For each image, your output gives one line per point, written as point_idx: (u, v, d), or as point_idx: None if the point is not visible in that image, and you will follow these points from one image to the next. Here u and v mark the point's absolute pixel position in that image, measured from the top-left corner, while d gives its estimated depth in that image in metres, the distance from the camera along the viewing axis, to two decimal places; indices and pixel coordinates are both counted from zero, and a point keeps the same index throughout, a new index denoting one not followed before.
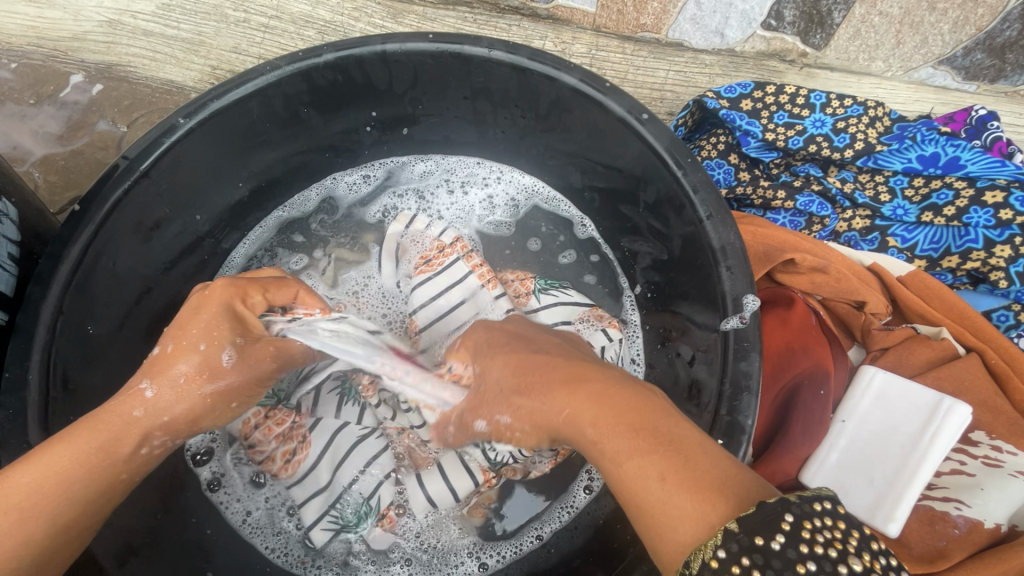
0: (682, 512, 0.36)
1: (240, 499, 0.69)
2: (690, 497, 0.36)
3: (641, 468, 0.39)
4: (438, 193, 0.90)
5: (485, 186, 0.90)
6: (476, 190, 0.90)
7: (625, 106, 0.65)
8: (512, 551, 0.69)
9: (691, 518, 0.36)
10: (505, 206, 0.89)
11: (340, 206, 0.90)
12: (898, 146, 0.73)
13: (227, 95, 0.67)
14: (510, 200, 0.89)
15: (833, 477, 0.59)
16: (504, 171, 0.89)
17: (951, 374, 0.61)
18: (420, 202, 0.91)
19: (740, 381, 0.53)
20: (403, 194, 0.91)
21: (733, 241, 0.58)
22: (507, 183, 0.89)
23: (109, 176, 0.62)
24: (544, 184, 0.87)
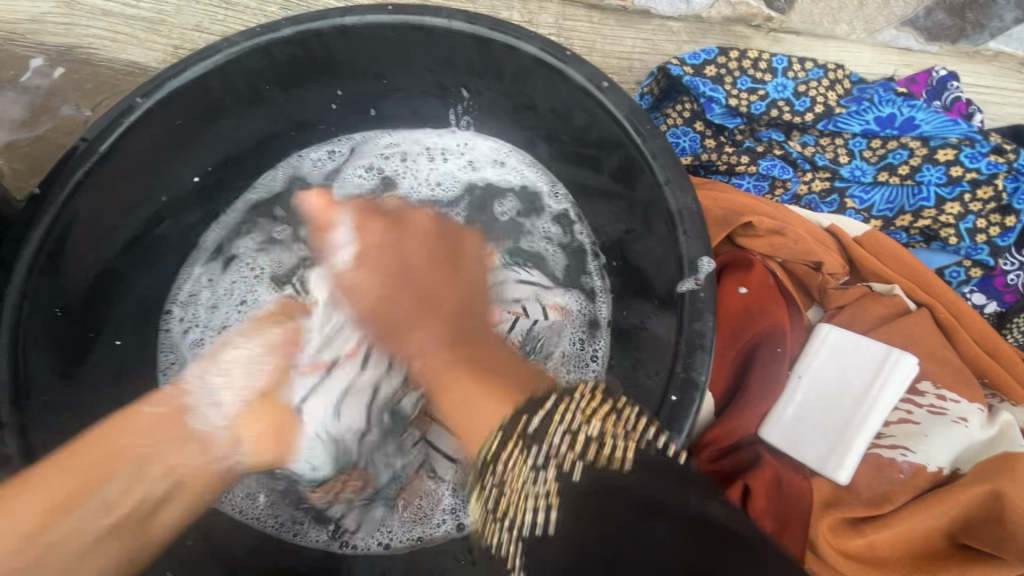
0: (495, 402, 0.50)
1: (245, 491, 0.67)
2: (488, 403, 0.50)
3: (466, 388, 0.53)
4: (417, 159, 0.90)
5: (461, 154, 0.89)
6: (454, 159, 0.90)
7: (585, 75, 0.66)
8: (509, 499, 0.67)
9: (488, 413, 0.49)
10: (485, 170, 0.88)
11: (314, 180, 0.89)
12: (857, 108, 0.74)
13: (185, 74, 0.67)
14: (491, 160, 0.88)
15: (789, 430, 0.61)
16: (470, 138, 0.88)
17: (899, 328, 0.63)
18: (403, 163, 0.90)
19: (694, 340, 0.55)
20: (389, 156, 0.90)
21: (691, 206, 0.60)
22: (481, 146, 0.88)
23: (69, 157, 0.62)
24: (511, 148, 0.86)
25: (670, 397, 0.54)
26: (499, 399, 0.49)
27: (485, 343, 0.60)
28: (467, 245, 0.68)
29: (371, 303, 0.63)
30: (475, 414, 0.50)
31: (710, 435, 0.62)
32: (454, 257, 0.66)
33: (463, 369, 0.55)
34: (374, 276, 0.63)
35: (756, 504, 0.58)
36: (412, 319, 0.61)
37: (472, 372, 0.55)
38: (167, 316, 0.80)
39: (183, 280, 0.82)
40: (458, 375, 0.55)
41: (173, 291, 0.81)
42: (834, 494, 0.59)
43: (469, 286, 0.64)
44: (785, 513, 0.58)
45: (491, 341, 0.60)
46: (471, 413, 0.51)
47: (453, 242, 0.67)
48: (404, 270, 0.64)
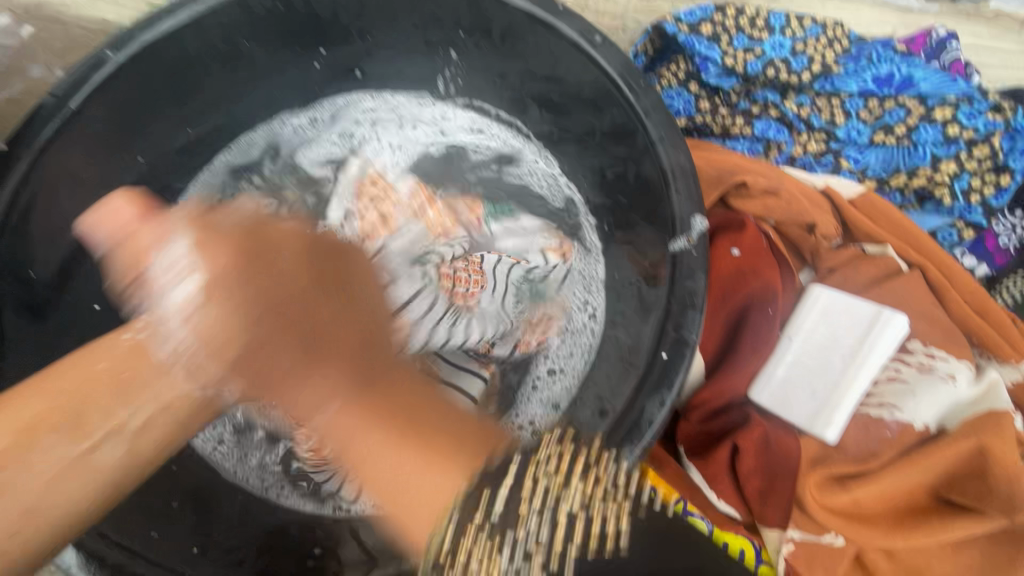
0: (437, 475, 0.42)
1: (222, 443, 0.63)
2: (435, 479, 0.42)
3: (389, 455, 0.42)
4: (387, 124, 0.87)
5: (435, 118, 0.86)
6: (425, 127, 0.86)
7: (577, 29, 0.64)
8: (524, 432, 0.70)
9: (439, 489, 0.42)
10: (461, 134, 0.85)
11: (290, 149, 0.84)
12: (855, 67, 0.73)
13: (157, 27, 0.63)
14: (467, 127, 0.85)
15: (778, 391, 0.62)
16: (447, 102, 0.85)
17: (891, 288, 0.63)
18: (370, 129, 0.86)
19: (686, 299, 0.55)
20: (356, 121, 0.86)
21: (683, 163, 0.59)
22: (458, 115, 0.85)
23: (37, 113, 0.59)
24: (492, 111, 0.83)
25: (661, 355, 0.54)
26: (437, 466, 0.43)
27: (391, 382, 0.46)
28: (351, 265, 0.51)
29: (235, 360, 0.41)
30: (404, 465, 0.42)
31: (700, 395, 0.62)
32: (332, 279, 0.46)
33: (384, 417, 0.43)
34: (234, 314, 0.41)
35: (745, 460, 0.59)
36: (308, 352, 0.42)
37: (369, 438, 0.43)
38: None
39: None
40: (387, 425, 0.43)
41: None
42: (821, 452, 0.59)
43: (370, 317, 0.48)
44: (772, 470, 0.59)
45: (405, 380, 0.47)
46: (411, 490, 0.42)
47: (339, 259, 0.50)
48: (283, 293, 0.42)
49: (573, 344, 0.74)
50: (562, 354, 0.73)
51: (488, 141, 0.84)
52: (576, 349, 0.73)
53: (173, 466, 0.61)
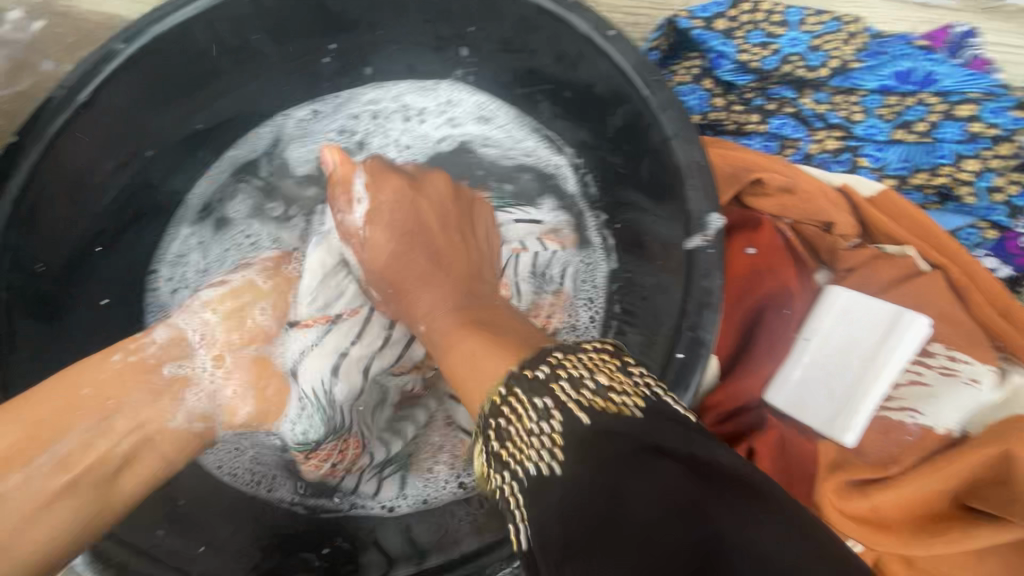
0: (500, 360, 0.44)
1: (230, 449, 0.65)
2: (493, 365, 0.44)
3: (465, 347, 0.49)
4: (393, 118, 0.87)
5: (440, 112, 0.86)
6: (432, 119, 0.87)
7: (590, 22, 0.63)
8: None
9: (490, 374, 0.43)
10: (465, 127, 0.86)
11: (295, 143, 0.85)
12: (874, 63, 0.71)
13: (167, 20, 0.63)
14: (475, 115, 0.85)
15: (794, 393, 0.60)
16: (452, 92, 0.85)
17: (913, 288, 0.61)
18: (375, 123, 0.87)
19: (701, 298, 0.53)
20: (359, 116, 0.87)
21: (698, 159, 0.57)
22: (464, 102, 0.85)
23: (45, 106, 0.59)
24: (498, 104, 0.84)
25: (677, 355, 0.52)
26: (497, 353, 0.45)
27: (500, 309, 0.56)
28: (479, 220, 0.68)
29: (385, 266, 0.61)
30: (490, 370, 0.44)
31: (714, 398, 0.61)
32: (459, 239, 0.64)
33: (464, 327, 0.52)
34: (388, 232, 0.62)
35: (761, 465, 0.58)
36: (421, 276, 0.60)
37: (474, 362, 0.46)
38: (153, 275, 0.78)
39: (171, 239, 0.79)
40: (461, 334, 0.51)
41: (159, 250, 0.78)
42: (839, 455, 0.58)
43: (474, 260, 0.64)
44: (790, 474, 0.58)
45: (504, 314, 0.55)
46: (481, 381, 0.45)
47: (469, 210, 0.67)
48: (416, 236, 0.62)
49: (582, 343, 0.74)
50: None
51: (495, 132, 0.85)
52: None
53: (180, 464, 0.61)
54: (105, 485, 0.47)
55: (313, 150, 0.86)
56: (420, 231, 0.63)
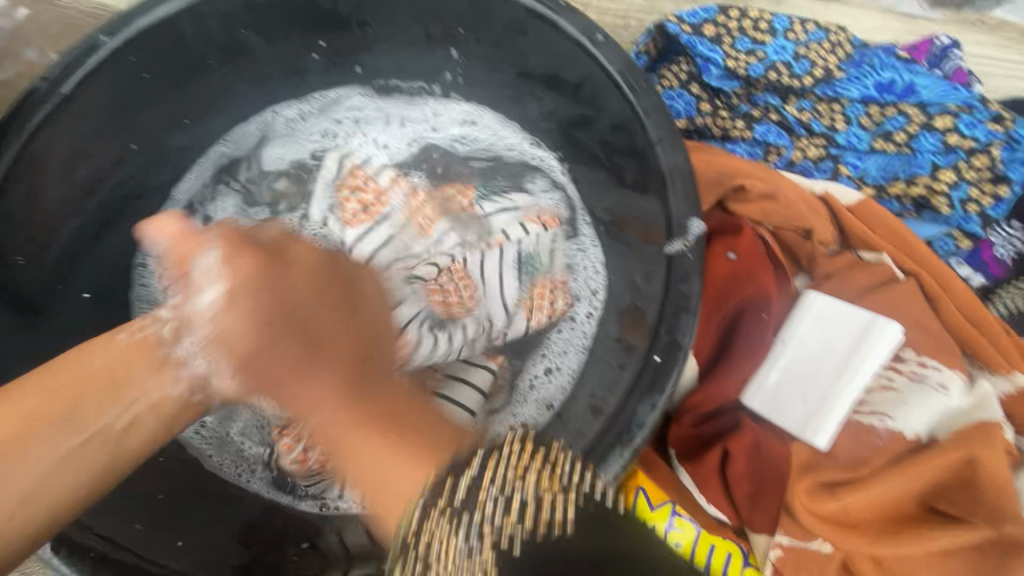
0: (414, 464, 0.44)
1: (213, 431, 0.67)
2: (401, 471, 0.43)
3: (359, 444, 0.45)
4: (376, 120, 0.87)
5: (423, 114, 0.87)
6: (416, 123, 0.87)
7: (578, 27, 0.63)
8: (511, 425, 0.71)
9: (407, 478, 0.43)
10: (448, 128, 0.86)
11: (283, 139, 0.85)
12: (856, 73, 0.73)
13: (154, 13, 0.62)
14: (460, 120, 0.86)
15: (770, 397, 0.61)
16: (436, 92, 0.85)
17: (886, 296, 0.63)
18: (357, 125, 0.87)
19: (680, 302, 0.54)
20: (342, 119, 0.86)
21: (681, 165, 0.58)
22: (449, 111, 0.86)
23: (28, 97, 0.58)
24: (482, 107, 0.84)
25: (654, 358, 0.53)
26: (409, 460, 0.44)
27: (397, 393, 0.50)
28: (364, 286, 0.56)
29: (243, 358, 0.47)
30: (390, 474, 0.44)
31: (690, 400, 0.62)
32: (351, 299, 0.52)
33: (361, 424, 0.46)
34: (246, 321, 0.46)
35: (735, 465, 0.59)
36: (296, 365, 0.47)
37: (375, 436, 0.45)
38: (141, 271, 0.77)
39: None
40: (365, 426, 0.46)
41: None
42: (811, 458, 0.59)
43: (368, 331, 0.52)
44: (762, 475, 0.59)
45: (401, 397, 0.49)
46: (385, 481, 0.44)
47: (343, 280, 0.53)
48: (286, 327, 0.47)
49: (568, 341, 0.74)
50: (557, 351, 0.74)
51: (478, 132, 0.85)
52: (571, 346, 0.74)
53: (161, 458, 0.61)
54: (106, 455, 0.43)
55: (294, 150, 0.85)
56: (351, 293, 0.52)
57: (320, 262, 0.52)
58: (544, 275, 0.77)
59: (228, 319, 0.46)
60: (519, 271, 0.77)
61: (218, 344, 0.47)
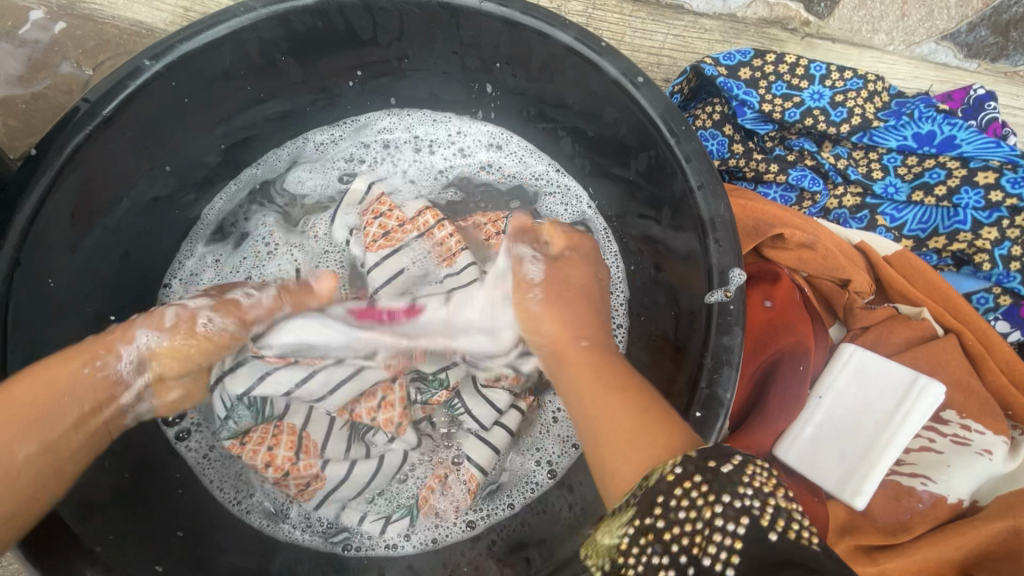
0: (649, 445, 0.45)
1: (206, 440, 0.67)
2: (649, 449, 0.45)
3: (622, 443, 0.47)
4: (402, 148, 0.86)
5: (451, 144, 0.86)
6: (442, 149, 0.87)
7: (619, 68, 0.63)
8: (525, 494, 0.69)
9: (639, 459, 0.45)
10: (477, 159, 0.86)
11: (313, 165, 0.85)
12: (895, 122, 0.72)
13: (197, 39, 0.62)
14: (486, 143, 0.86)
15: (806, 452, 0.60)
16: (465, 124, 0.86)
17: (927, 353, 0.61)
18: (385, 152, 0.86)
19: (721, 355, 0.53)
20: (369, 145, 0.86)
21: (723, 214, 0.57)
22: (474, 131, 0.86)
23: (69, 120, 0.58)
24: (515, 135, 0.85)
25: (695, 413, 0.52)
26: (648, 440, 0.46)
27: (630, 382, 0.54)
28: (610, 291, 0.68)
29: (567, 345, 0.59)
30: (626, 457, 0.46)
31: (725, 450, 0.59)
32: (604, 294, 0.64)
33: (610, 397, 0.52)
34: (554, 304, 0.60)
35: None
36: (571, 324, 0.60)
37: (629, 428, 0.48)
38: (167, 291, 0.77)
39: (186, 255, 0.79)
40: (598, 394, 0.53)
41: (175, 266, 0.78)
42: (849, 519, 0.57)
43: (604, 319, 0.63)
44: None
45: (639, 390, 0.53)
46: (626, 458, 0.46)
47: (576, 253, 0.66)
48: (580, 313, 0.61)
49: None
50: None
51: (505, 159, 0.86)
52: None
53: (178, 490, 0.65)
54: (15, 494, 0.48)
55: (318, 176, 0.85)
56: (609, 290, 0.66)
57: (590, 275, 0.64)
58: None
59: (552, 323, 0.60)
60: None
61: (537, 341, 0.61)
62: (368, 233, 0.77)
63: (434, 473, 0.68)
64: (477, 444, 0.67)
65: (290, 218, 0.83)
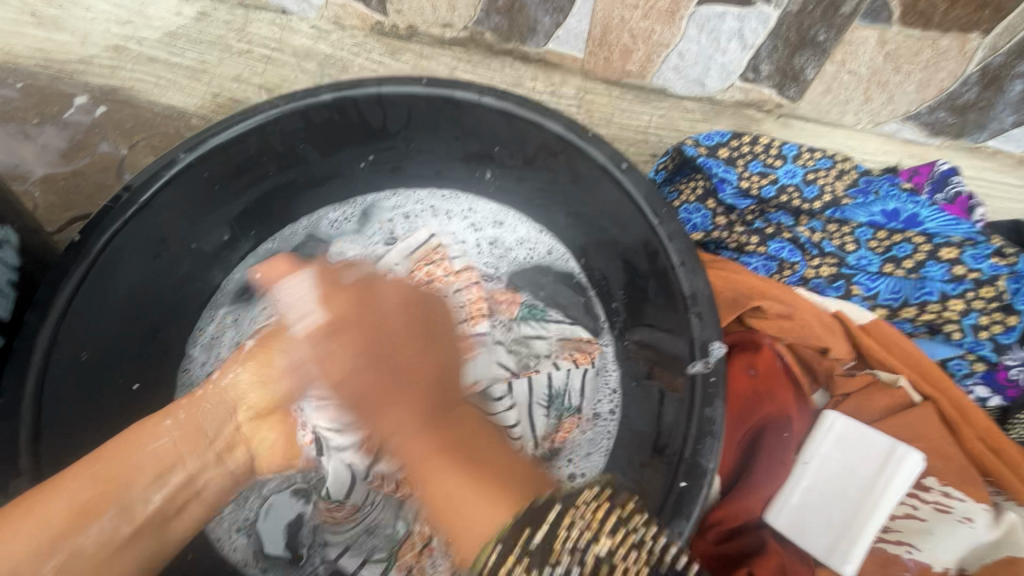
0: (487, 507, 0.53)
1: None
2: (485, 508, 0.53)
3: (441, 467, 0.57)
4: (422, 216, 0.92)
5: (464, 216, 0.92)
6: (456, 220, 0.92)
7: (605, 154, 0.69)
8: None
9: (487, 521, 0.52)
10: (488, 232, 0.91)
11: (325, 241, 0.90)
12: (863, 200, 0.78)
13: (225, 133, 0.70)
14: (490, 219, 0.91)
15: (795, 518, 0.62)
16: (469, 199, 0.91)
17: (906, 421, 0.65)
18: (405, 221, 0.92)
19: (704, 426, 0.56)
20: (385, 216, 0.92)
21: (703, 289, 0.62)
22: (482, 208, 0.91)
23: (111, 207, 0.65)
24: (508, 210, 0.90)
25: (680, 483, 0.55)
26: (494, 503, 0.53)
27: (459, 419, 0.63)
28: (439, 322, 0.67)
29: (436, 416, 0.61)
30: (478, 511, 0.53)
31: (715, 515, 0.63)
32: (430, 342, 0.65)
33: (437, 451, 0.58)
34: (356, 370, 0.62)
35: None
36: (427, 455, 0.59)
37: (445, 454, 0.58)
38: (187, 358, 0.80)
39: (207, 320, 0.83)
40: (438, 460, 0.58)
41: (196, 332, 0.82)
42: None
43: (441, 367, 0.64)
44: None
45: (470, 424, 0.63)
46: (462, 505, 0.54)
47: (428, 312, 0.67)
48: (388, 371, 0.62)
49: (594, 443, 0.77)
50: (584, 454, 0.76)
51: (508, 234, 0.90)
52: (595, 448, 0.76)
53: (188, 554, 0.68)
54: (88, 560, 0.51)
55: (358, 248, 0.90)
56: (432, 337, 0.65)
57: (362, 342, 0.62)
58: (572, 412, 0.78)
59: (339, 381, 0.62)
60: (548, 408, 0.79)
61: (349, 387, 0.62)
62: (413, 285, 0.85)
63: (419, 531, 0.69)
64: None
65: None
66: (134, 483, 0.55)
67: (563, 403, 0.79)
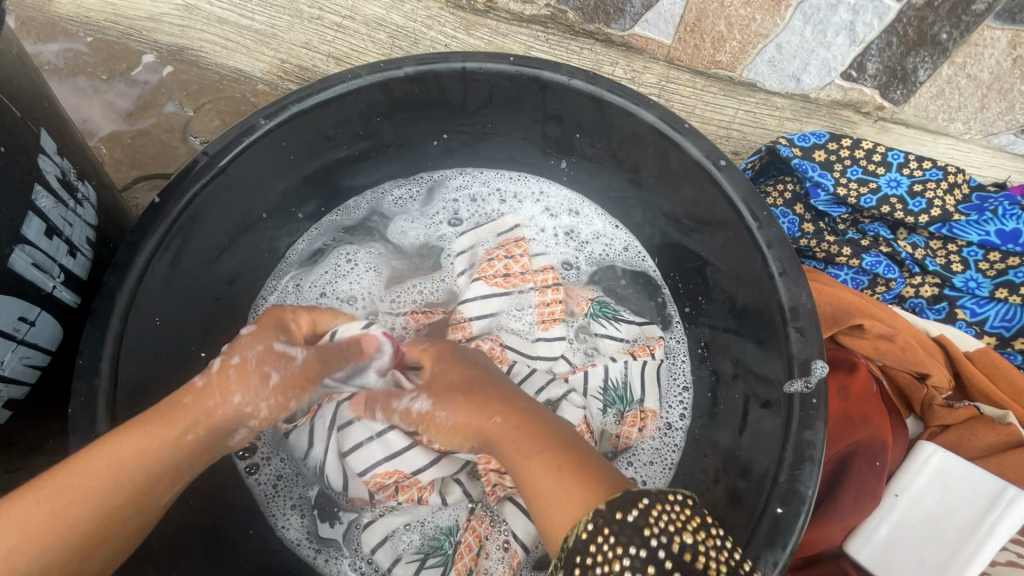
0: (577, 491, 0.47)
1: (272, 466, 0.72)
2: (571, 488, 0.48)
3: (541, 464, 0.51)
4: (489, 199, 0.90)
5: (536, 200, 0.89)
6: (528, 203, 0.89)
7: (703, 150, 0.64)
8: None
9: (574, 499, 0.47)
10: (560, 220, 0.88)
11: (392, 218, 0.89)
12: (977, 217, 0.72)
13: (307, 100, 0.67)
14: (566, 208, 0.88)
15: (883, 553, 0.59)
16: (545, 184, 0.88)
17: (1014, 464, 0.60)
18: (470, 201, 0.90)
19: (804, 450, 0.53)
20: (453, 194, 0.90)
21: (806, 303, 0.58)
22: (555, 192, 0.88)
23: (190, 170, 0.63)
24: (585, 201, 0.87)
25: (775, 509, 0.52)
26: (576, 487, 0.47)
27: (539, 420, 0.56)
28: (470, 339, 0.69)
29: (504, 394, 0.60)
30: (558, 496, 0.48)
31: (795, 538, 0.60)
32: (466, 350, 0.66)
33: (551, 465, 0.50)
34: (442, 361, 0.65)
35: None
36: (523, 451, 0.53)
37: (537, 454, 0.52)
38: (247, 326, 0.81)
39: (271, 287, 0.83)
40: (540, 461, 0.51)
41: (258, 299, 0.83)
42: None
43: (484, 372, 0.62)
44: None
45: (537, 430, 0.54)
46: (558, 491, 0.48)
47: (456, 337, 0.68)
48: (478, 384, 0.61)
49: (658, 453, 0.75)
50: (644, 462, 0.75)
51: (582, 225, 0.87)
52: (658, 458, 0.75)
53: (249, 530, 0.70)
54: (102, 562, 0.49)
55: (419, 228, 0.89)
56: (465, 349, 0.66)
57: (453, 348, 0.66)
58: (634, 406, 0.76)
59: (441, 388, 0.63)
60: (608, 404, 0.76)
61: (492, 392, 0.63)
62: (489, 266, 0.83)
63: (471, 528, 0.70)
64: (520, 517, 0.69)
65: (387, 265, 0.86)
66: (156, 479, 0.51)
67: (626, 400, 0.76)
